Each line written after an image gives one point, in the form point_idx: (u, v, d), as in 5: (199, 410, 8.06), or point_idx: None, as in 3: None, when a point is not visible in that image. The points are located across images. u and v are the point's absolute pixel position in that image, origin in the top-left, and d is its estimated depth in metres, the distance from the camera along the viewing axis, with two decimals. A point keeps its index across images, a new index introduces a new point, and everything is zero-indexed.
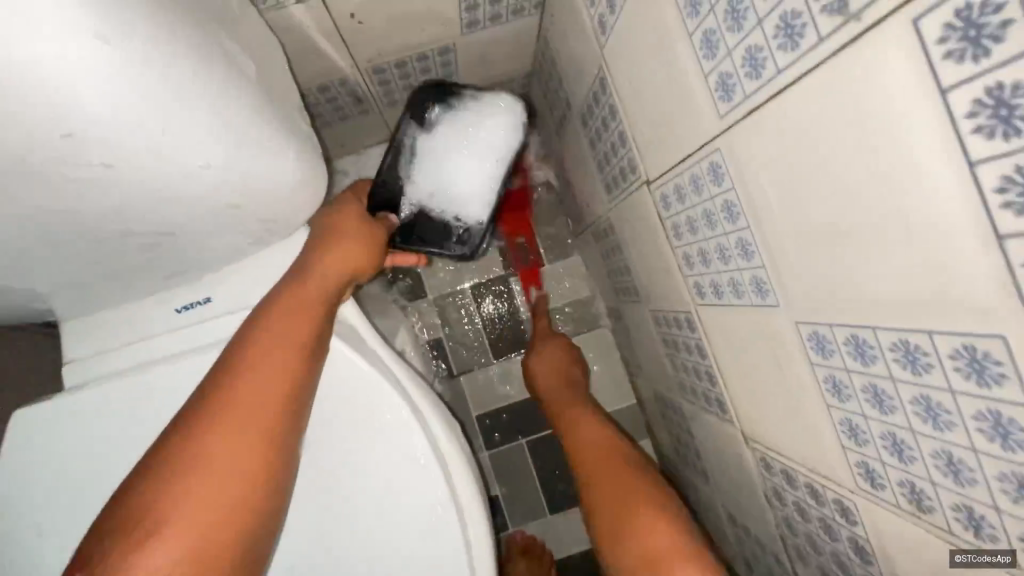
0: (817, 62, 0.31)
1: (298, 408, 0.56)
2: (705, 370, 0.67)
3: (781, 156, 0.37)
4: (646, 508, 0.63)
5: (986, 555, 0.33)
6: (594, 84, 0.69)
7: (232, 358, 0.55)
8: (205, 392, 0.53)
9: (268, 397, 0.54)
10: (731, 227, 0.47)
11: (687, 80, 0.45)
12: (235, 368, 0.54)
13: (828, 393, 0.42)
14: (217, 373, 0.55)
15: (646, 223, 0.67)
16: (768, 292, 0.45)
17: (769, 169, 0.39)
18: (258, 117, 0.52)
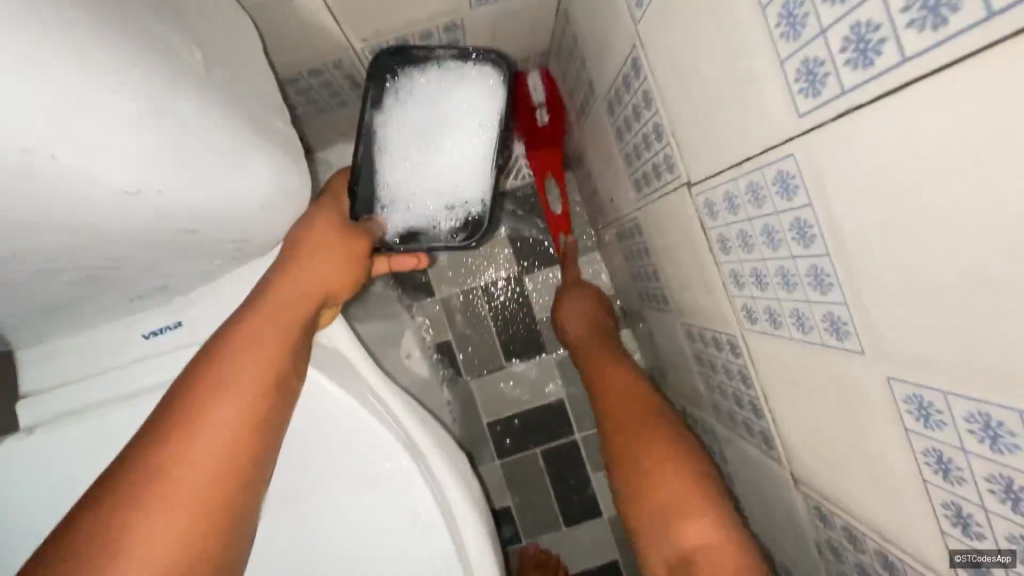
0: (978, 48, 0.22)
1: (269, 447, 0.48)
2: (749, 399, 0.58)
3: (899, 175, 0.28)
4: (666, 463, 0.60)
5: (988, 555, 0.32)
6: (624, 65, 0.59)
7: (186, 387, 0.46)
8: (151, 429, 0.44)
9: (232, 436, 0.45)
10: (801, 251, 0.38)
11: (755, 66, 0.36)
12: (192, 401, 0.45)
13: (930, 468, 0.34)
14: (167, 404, 0.45)
15: (684, 230, 0.58)
16: (848, 335, 0.37)
17: (874, 190, 0.30)
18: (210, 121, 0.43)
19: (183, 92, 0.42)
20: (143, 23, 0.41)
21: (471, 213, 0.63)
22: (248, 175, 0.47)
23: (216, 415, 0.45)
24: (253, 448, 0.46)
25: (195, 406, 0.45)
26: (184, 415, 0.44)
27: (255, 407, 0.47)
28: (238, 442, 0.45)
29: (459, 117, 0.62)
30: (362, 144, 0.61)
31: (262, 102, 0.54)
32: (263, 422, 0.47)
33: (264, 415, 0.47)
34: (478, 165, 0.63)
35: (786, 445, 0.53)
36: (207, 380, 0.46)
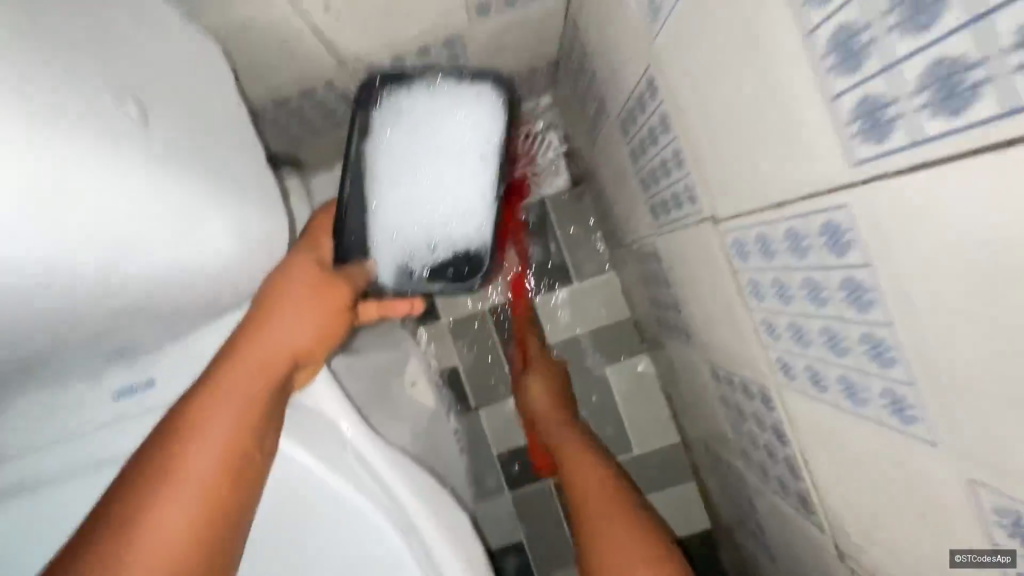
0: None
1: (235, 537, 0.43)
2: (783, 455, 0.52)
3: (1004, 254, 0.21)
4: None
5: (986, 555, 0.29)
6: (639, 84, 0.53)
7: (136, 473, 0.40)
8: (91, 524, 0.38)
9: (187, 532, 0.39)
10: (854, 315, 0.32)
11: (796, 98, 0.30)
12: (142, 492, 0.39)
13: None
14: (110, 496, 0.39)
15: (710, 266, 0.51)
16: (915, 420, 0.30)
17: (965, 264, 0.23)
18: (169, 160, 0.40)
19: (129, 142, 0.37)
20: (79, 70, 0.35)
21: (465, 251, 0.57)
22: (198, 227, 0.42)
23: (169, 510, 0.39)
24: (215, 540, 0.41)
25: (145, 499, 0.39)
26: (133, 508, 0.38)
27: (216, 495, 0.41)
28: (196, 535, 0.40)
29: (453, 143, 0.56)
30: (349, 176, 0.54)
31: (236, 139, 0.50)
32: (227, 511, 0.42)
33: (228, 502, 0.42)
34: (475, 196, 0.56)
35: (828, 515, 0.47)
36: (160, 468, 0.40)
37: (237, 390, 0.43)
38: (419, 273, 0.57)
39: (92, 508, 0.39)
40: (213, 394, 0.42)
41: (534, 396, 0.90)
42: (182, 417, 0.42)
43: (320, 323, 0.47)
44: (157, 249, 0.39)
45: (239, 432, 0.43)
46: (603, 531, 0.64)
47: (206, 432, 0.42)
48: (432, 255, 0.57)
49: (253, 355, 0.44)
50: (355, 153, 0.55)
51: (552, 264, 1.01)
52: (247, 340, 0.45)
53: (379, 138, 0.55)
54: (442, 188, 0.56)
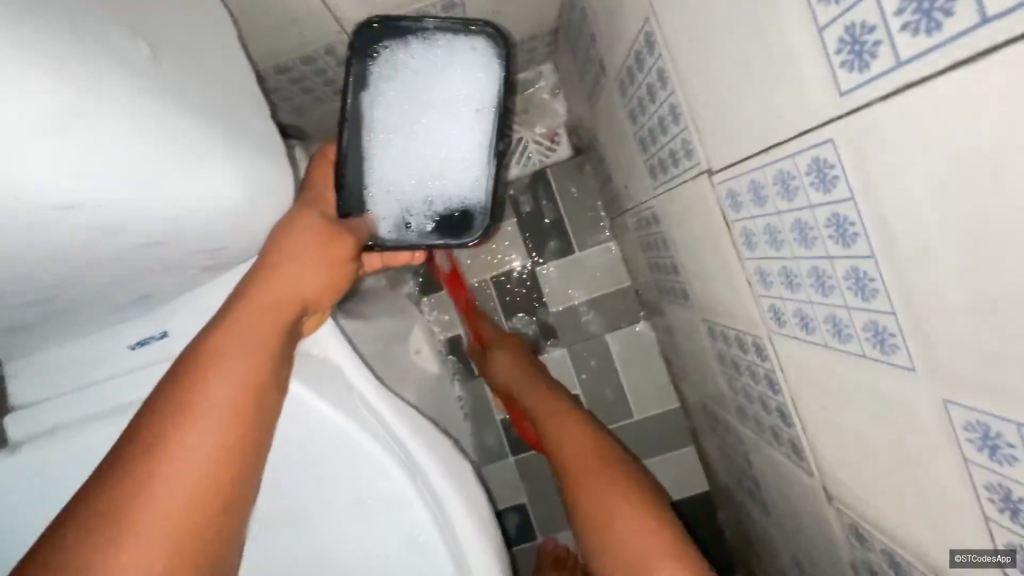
0: None
1: (252, 475, 0.44)
2: (776, 405, 0.54)
3: (975, 161, 0.22)
4: (635, 526, 0.55)
5: (987, 556, 0.31)
6: (637, 41, 0.53)
7: (155, 410, 0.41)
8: (115, 458, 0.39)
9: (206, 465, 0.41)
10: (839, 251, 0.33)
11: (786, 35, 0.30)
12: (161, 429, 0.40)
13: (1008, 556, 0.29)
14: (132, 432, 0.41)
15: (705, 221, 0.52)
16: (895, 348, 0.32)
17: (942, 179, 0.24)
18: (180, 111, 0.41)
19: (142, 90, 0.38)
20: (94, 17, 0.37)
21: (462, 207, 0.58)
22: (207, 177, 0.43)
23: (188, 444, 0.40)
24: (233, 474, 0.42)
25: (168, 430, 0.40)
26: (152, 443, 0.40)
27: (233, 431, 0.42)
28: (216, 468, 0.41)
29: (452, 98, 0.57)
30: (347, 127, 0.55)
31: (243, 94, 0.51)
32: (246, 446, 0.43)
33: (245, 438, 0.43)
34: (473, 153, 0.57)
35: (816, 457, 0.48)
36: (178, 405, 0.41)
37: (249, 329, 0.45)
38: (418, 228, 0.58)
39: (115, 445, 0.40)
40: (226, 334, 0.44)
41: (500, 365, 0.86)
42: (197, 355, 0.43)
43: (326, 270, 0.49)
44: (166, 193, 0.41)
45: (251, 369, 0.44)
46: (586, 485, 0.61)
47: (223, 368, 0.43)
48: (430, 211, 0.58)
49: (262, 297, 0.46)
50: (352, 103, 0.55)
51: (547, 221, 1.02)
52: (257, 284, 0.47)
53: (377, 91, 0.56)
54: (440, 145, 0.57)
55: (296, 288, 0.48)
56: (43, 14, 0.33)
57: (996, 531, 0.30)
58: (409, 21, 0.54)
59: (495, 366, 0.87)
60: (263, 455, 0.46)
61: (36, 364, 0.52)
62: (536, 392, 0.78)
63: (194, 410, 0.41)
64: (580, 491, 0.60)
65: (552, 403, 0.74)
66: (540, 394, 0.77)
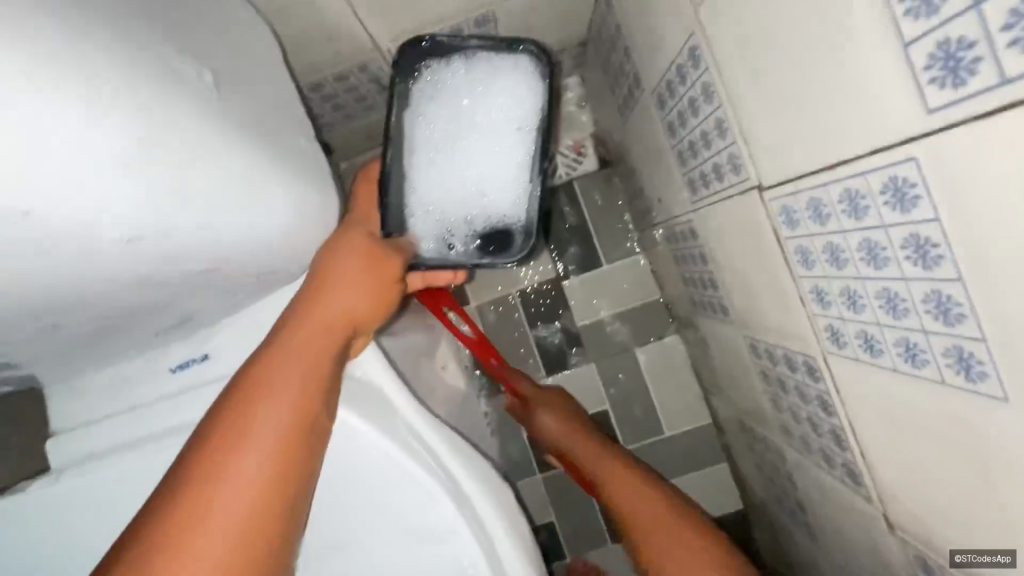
0: None
1: (302, 497, 0.43)
2: (829, 428, 0.51)
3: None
4: (710, 559, 0.59)
5: (987, 556, 0.35)
6: (679, 55, 0.52)
7: (210, 428, 0.41)
8: (173, 477, 0.39)
9: (258, 485, 0.40)
10: (919, 274, 0.32)
11: (862, 51, 0.29)
12: (215, 452, 0.40)
13: (1009, 557, 0.33)
14: (188, 452, 0.41)
15: (753, 237, 0.51)
16: (983, 376, 0.30)
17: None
18: (227, 133, 0.41)
19: (191, 112, 0.38)
20: (148, 41, 0.37)
21: (500, 225, 0.57)
22: (255, 198, 0.43)
23: (240, 463, 0.40)
24: (285, 495, 0.41)
25: (220, 454, 0.40)
26: (206, 467, 0.39)
27: (283, 455, 0.41)
28: (268, 489, 0.40)
29: (491, 115, 0.56)
30: (388, 145, 0.54)
31: (284, 115, 0.51)
32: (295, 471, 0.42)
33: (296, 459, 0.42)
34: (513, 170, 0.56)
35: (879, 485, 0.46)
36: (233, 426, 0.41)
37: (298, 351, 0.45)
38: (456, 246, 0.57)
39: (173, 465, 0.40)
40: (275, 356, 0.44)
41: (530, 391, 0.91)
42: (248, 377, 0.43)
43: (373, 289, 0.48)
44: (217, 218, 0.40)
45: (300, 391, 0.44)
46: (643, 526, 0.65)
47: (271, 389, 0.42)
48: (469, 228, 0.57)
49: (310, 317, 0.46)
50: (394, 121, 0.55)
51: (569, 226, 1.00)
52: (306, 304, 0.46)
53: (417, 109, 0.56)
54: (480, 162, 0.57)
55: (343, 307, 0.47)
56: (102, 40, 0.33)
57: None
58: (452, 38, 0.54)
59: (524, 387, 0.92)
60: (314, 479, 0.44)
61: (79, 388, 0.52)
62: (569, 422, 0.84)
63: (244, 434, 0.41)
64: (637, 523, 0.66)
65: (565, 413, 0.86)
66: (575, 427, 0.83)
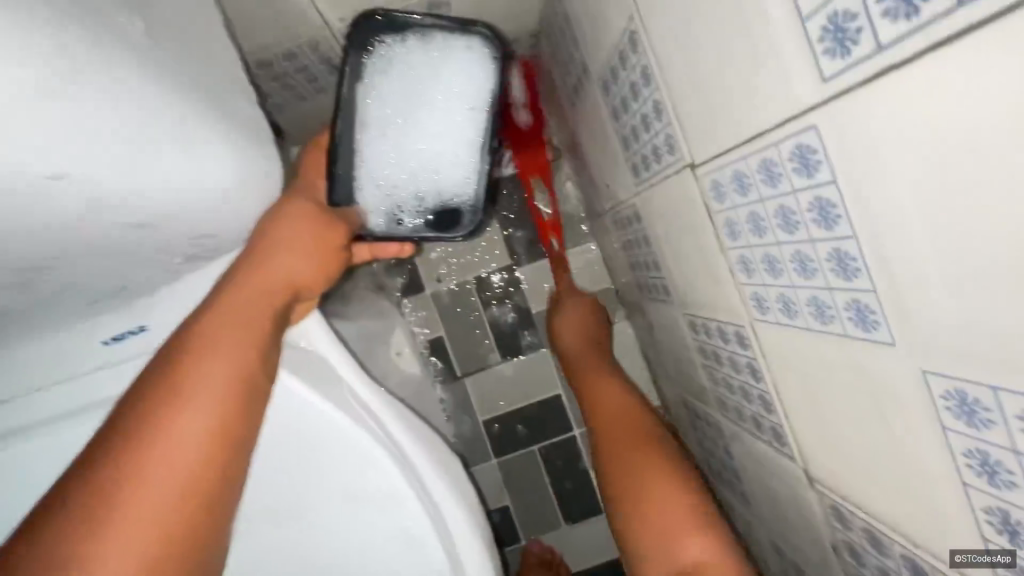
0: None
1: (245, 455, 0.43)
2: (757, 393, 0.55)
3: (964, 131, 0.23)
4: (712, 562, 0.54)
5: (986, 556, 0.32)
6: (621, 40, 0.55)
7: (141, 398, 0.40)
8: (102, 442, 0.38)
9: (201, 443, 0.40)
10: (822, 234, 0.35)
11: (771, 28, 0.32)
12: (150, 413, 0.39)
13: (1009, 556, 0.30)
14: (119, 418, 0.39)
15: (688, 214, 0.54)
16: (876, 325, 0.33)
17: (929, 150, 0.25)
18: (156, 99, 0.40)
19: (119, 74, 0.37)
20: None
21: (450, 204, 0.59)
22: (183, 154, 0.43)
23: (182, 421, 0.39)
24: (229, 452, 0.41)
25: (157, 416, 0.39)
26: (141, 428, 0.38)
27: (225, 413, 0.41)
28: (207, 453, 0.40)
29: (443, 95, 0.57)
30: (339, 119, 0.55)
31: (224, 85, 0.51)
32: (238, 429, 0.42)
33: (238, 417, 0.42)
34: (463, 150, 0.58)
35: (798, 441, 0.50)
36: (170, 386, 0.40)
37: (238, 313, 0.44)
38: (407, 222, 0.59)
39: (102, 428, 0.39)
40: (214, 318, 0.43)
41: None
42: (185, 339, 0.43)
43: (316, 254, 0.49)
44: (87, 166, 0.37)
45: (241, 351, 0.43)
46: None
47: (210, 349, 0.42)
48: (419, 205, 0.59)
49: (250, 281, 0.46)
50: (347, 94, 0.55)
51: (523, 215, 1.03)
52: (246, 268, 0.46)
53: (370, 85, 0.56)
54: (431, 140, 0.57)
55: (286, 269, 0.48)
56: None
57: (976, 496, 0.31)
58: (405, 15, 0.54)
59: None
60: (255, 439, 0.44)
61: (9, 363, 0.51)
62: None
63: (184, 394, 0.40)
64: None
65: None
66: None
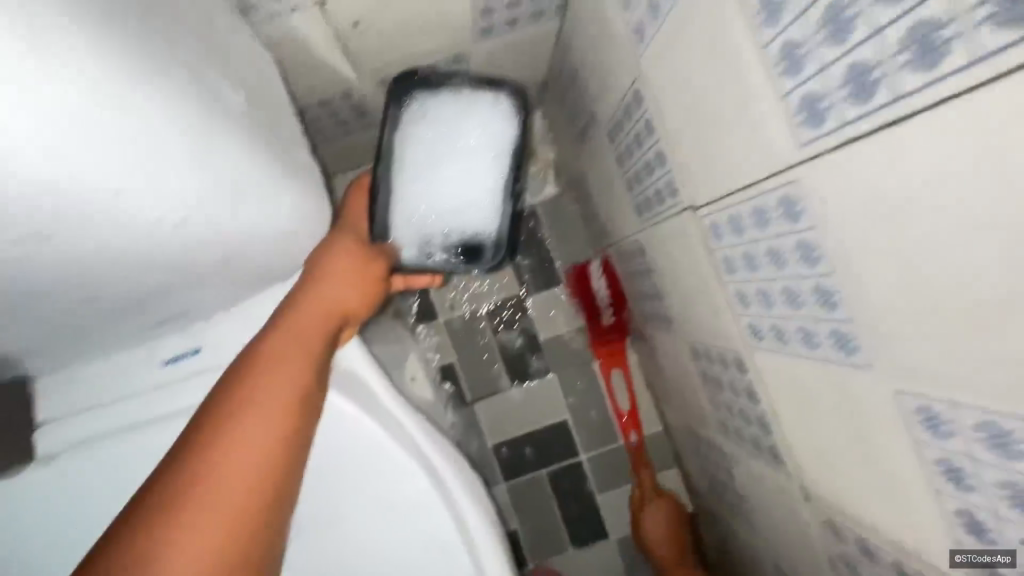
0: (954, 91, 0.25)
1: (301, 458, 0.48)
2: (756, 415, 0.59)
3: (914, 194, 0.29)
4: None
5: (986, 556, 0.34)
6: (627, 96, 0.61)
7: (213, 408, 0.46)
8: (183, 446, 0.44)
9: (267, 445, 0.45)
10: (806, 271, 0.40)
11: (757, 99, 0.38)
12: (223, 419, 0.45)
13: (1009, 556, 0.32)
14: (195, 425, 0.45)
15: (689, 250, 0.59)
16: (856, 351, 0.38)
17: (889, 206, 0.31)
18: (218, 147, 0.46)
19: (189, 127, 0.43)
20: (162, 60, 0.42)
21: (473, 240, 0.63)
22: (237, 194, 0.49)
23: (251, 425, 0.45)
24: (289, 454, 0.47)
25: (229, 422, 0.45)
26: (216, 432, 0.44)
27: (286, 419, 0.47)
28: (270, 458, 0.45)
29: (471, 142, 0.63)
30: (378, 161, 0.61)
31: (274, 134, 0.57)
32: (296, 434, 0.48)
33: (296, 423, 0.48)
34: (487, 190, 0.63)
35: (794, 460, 0.54)
36: (239, 396, 0.46)
37: (296, 333, 0.52)
38: (434, 256, 0.63)
39: (183, 431, 0.45)
40: (276, 338, 0.51)
41: (651, 527, 0.99)
42: (251, 355, 0.49)
43: (361, 282, 0.57)
44: (138, 201, 0.43)
45: (298, 365, 0.50)
46: None
47: (274, 363, 0.49)
48: (447, 241, 0.63)
49: (305, 307, 0.53)
50: (386, 140, 0.62)
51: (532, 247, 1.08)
52: (302, 296, 0.54)
53: (407, 133, 0.62)
54: (458, 182, 0.63)
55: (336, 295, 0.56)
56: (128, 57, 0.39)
57: (948, 501, 0.35)
58: (440, 73, 0.61)
59: (648, 521, 1.00)
60: (308, 444, 0.50)
61: None
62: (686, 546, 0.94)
63: (252, 402, 0.46)
64: None
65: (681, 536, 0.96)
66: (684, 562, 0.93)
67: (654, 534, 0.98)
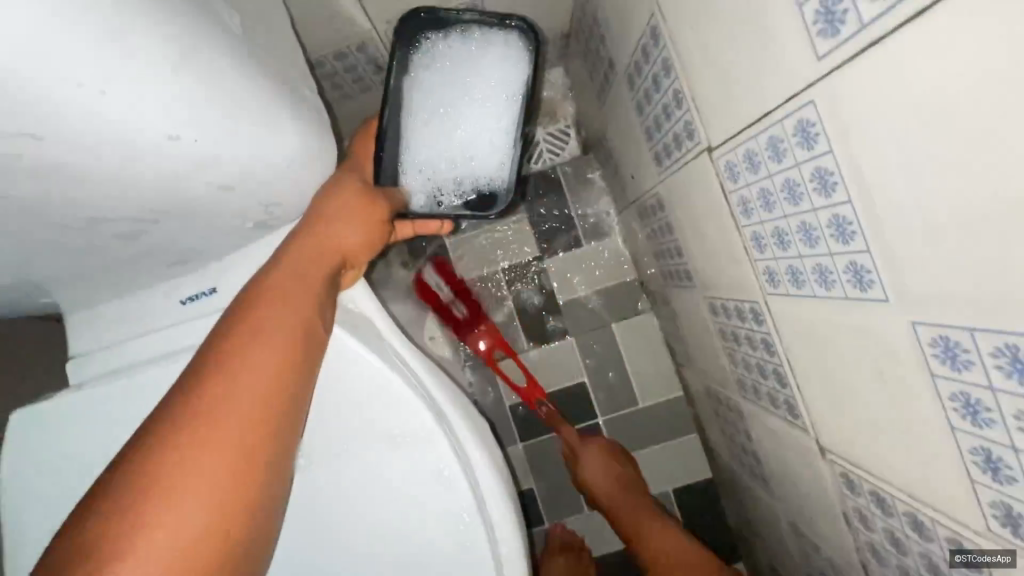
0: None
1: (304, 391, 0.50)
2: (772, 368, 0.58)
3: (937, 98, 0.26)
4: None
5: (984, 558, 0.36)
6: (644, 35, 0.59)
7: (218, 340, 0.48)
8: (189, 375, 0.46)
9: (269, 378, 0.47)
10: (821, 201, 0.38)
11: (773, 14, 0.36)
12: (228, 352, 0.47)
13: (1009, 557, 0.33)
14: (202, 356, 0.48)
15: (706, 196, 0.57)
16: (872, 284, 0.36)
17: (910, 116, 0.28)
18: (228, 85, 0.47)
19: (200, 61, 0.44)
20: None
21: (483, 188, 0.64)
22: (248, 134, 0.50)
23: (253, 359, 0.47)
24: (291, 386, 0.49)
25: (233, 354, 0.47)
26: (220, 364, 0.46)
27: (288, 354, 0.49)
28: (271, 389, 0.47)
29: (481, 86, 0.62)
30: (388, 106, 0.61)
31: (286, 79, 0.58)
32: (298, 369, 0.50)
33: (298, 359, 0.50)
34: (498, 136, 0.63)
35: (809, 411, 0.52)
36: (242, 331, 0.48)
37: (299, 271, 0.53)
38: (446, 204, 0.64)
39: (191, 361, 0.48)
40: (279, 276, 0.52)
41: (590, 471, 0.98)
42: (255, 292, 0.51)
43: (363, 225, 0.57)
44: (135, 122, 0.42)
45: (300, 303, 0.51)
46: None
47: (276, 301, 0.50)
48: (458, 188, 0.64)
49: (307, 247, 0.54)
50: (396, 84, 0.61)
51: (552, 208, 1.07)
52: (304, 235, 0.54)
53: (416, 78, 0.62)
54: (469, 128, 0.63)
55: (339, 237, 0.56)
56: None
57: (965, 440, 0.33)
58: (450, 13, 0.60)
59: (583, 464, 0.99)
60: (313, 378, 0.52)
61: None
62: (626, 506, 0.94)
63: (255, 336, 0.48)
64: None
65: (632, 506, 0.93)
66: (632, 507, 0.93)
67: (592, 478, 0.98)
